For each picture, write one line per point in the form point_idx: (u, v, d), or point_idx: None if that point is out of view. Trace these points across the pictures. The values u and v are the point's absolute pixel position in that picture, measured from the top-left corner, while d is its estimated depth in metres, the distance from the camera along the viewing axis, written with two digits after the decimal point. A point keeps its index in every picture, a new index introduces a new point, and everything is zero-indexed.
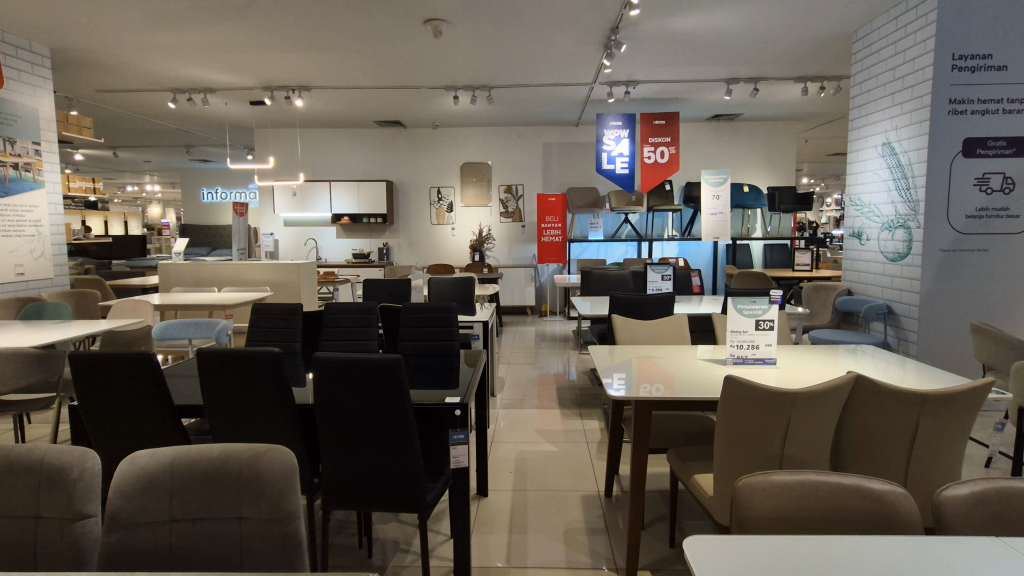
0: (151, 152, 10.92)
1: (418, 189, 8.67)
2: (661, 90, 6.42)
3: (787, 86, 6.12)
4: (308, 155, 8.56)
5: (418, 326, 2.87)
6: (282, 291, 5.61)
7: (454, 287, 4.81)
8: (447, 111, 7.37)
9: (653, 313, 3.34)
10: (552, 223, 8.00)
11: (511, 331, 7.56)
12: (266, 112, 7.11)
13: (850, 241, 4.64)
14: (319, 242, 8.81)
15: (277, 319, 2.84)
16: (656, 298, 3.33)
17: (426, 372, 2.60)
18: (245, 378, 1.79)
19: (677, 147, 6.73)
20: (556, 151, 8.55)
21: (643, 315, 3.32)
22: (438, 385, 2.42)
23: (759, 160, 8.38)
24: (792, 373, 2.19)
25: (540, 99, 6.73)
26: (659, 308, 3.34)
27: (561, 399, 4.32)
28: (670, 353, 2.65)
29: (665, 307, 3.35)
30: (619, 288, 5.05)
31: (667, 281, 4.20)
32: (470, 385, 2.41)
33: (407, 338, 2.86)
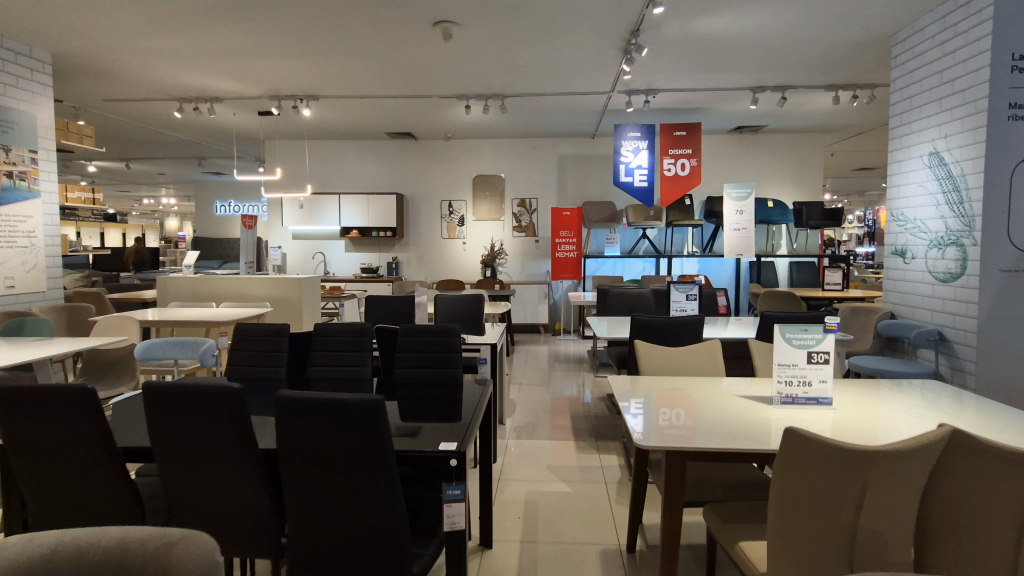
0: (163, 164, 10.89)
1: (428, 202, 8.46)
2: (682, 99, 6.14)
3: (817, 95, 5.80)
4: (318, 167, 8.40)
5: (417, 351, 2.57)
6: (283, 307, 5.37)
7: (462, 304, 4.52)
8: (459, 122, 7.15)
9: (680, 339, 3.00)
10: (567, 237, 7.68)
11: (522, 350, 7.23)
12: (274, 122, 6.95)
13: (891, 260, 4.28)
14: (327, 256, 8.60)
15: (262, 341, 2.56)
16: (686, 320, 2.97)
17: (424, 403, 2.29)
18: (200, 416, 1.50)
19: (698, 159, 6.44)
20: (571, 164, 8.29)
21: (670, 340, 2.98)
22: (436, 417, 2.12)
23: (785, 174, 8.03)
24: (855, 418, 1.83)
25: (555, 109, 6.47)
26: (688, 332, 2.98)
27: (576, 429, 3.97)
28: (701, 385, 2.30)
29: (695, 330, 2.99)
30: (639, 308, 4.72)
31: (692, 301, 3.86)
32: (474, 421, 2.09)
33: (405, 364, 2.57)
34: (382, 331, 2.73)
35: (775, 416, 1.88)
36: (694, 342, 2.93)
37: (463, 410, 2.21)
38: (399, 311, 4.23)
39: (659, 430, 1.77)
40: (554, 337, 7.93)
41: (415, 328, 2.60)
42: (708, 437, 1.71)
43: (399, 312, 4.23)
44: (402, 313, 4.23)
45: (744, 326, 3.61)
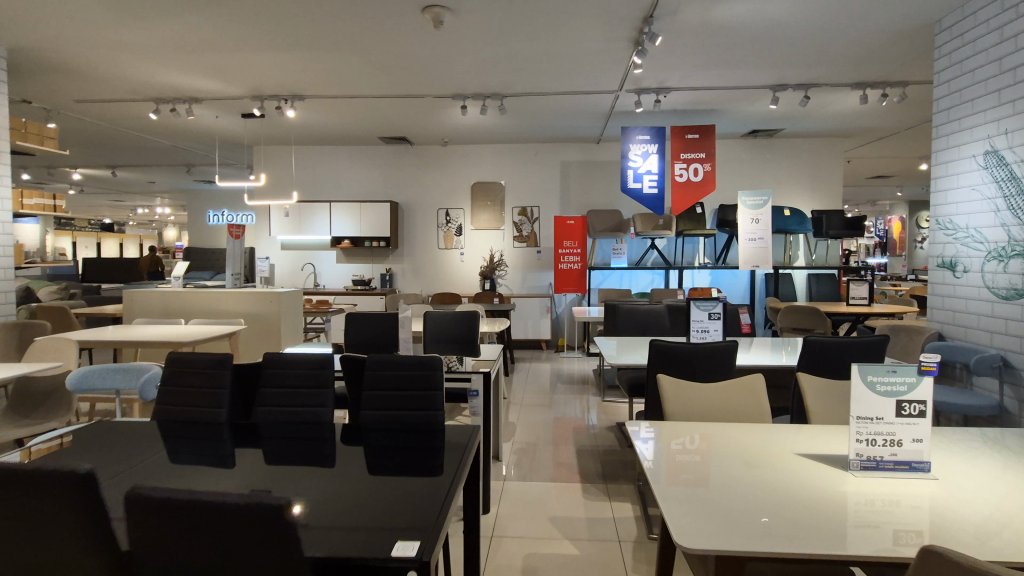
0: (152, 172, 10.49)
1: (424, 210, 8.02)
2: (696, 100, 5.70)
3: (842, 94, 5.35)
4: (309, 174, 7.98)
5: (388, 386, 2.06)
6: (259, 324, 4.89)
7: (455, 323, 4.04)
8: (456, 124, 6.71)
9: (710, 373, 2.51)
10: (570, 248, 7.19)
11: (523, 369, 6.73)
12: (260, 126, 6.54)
13: (937, 273, 3.81)
14: (317, 267, 8.13)
15: (198, 375, 2.07)
16: (715, 348, 2.49)
17: (394, 454, 1.79)
18: (40, 509, 1.02)
19: (712, 164, 6.00)
20: (575, 170, 7.85)
21: (697, 375, 2.50)
22: (406, 474, 1.62)
23: (801, 181, 7.59)
24: (970, 494, 1.33)
25: (558, 110, 6.04)
26: (717, 364, 2.50)
27: (582, 467, 3.46)
28: (744, 435, 1.80)
29: (726, 361, 2.51)
30: (651, 326, 4.24)
31: (714, 320, 3.38)
32: (457, 479, 1.62)
33: (373, 404, 2.06)
34: (348, 360, 2.23)
35: (859, 489, 1.38)
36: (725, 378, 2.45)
37: (444, 463, 1.72)
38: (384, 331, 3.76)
39: (685, 483, 1.43)
40: (557, 354, 7.44)
41: (387, 358, 2.10)
42: (722, 465, 1.55)
43: (383, 331, 3.76)
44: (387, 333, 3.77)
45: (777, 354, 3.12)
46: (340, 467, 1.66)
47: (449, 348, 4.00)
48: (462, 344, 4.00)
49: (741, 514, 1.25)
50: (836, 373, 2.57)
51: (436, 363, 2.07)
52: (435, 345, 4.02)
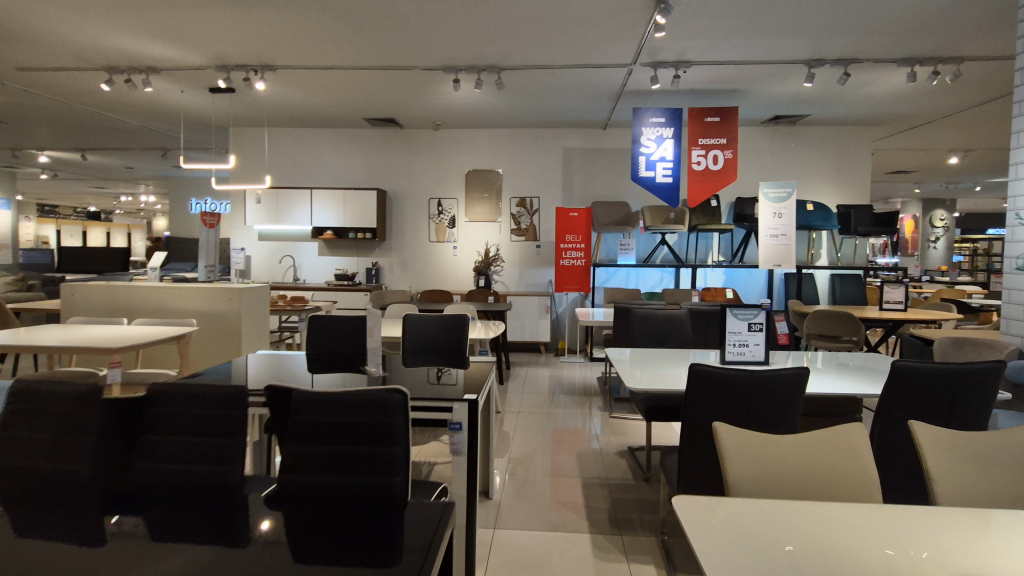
0: (125, 156, 9.78)
1: (414, 200, 7.39)
2: (718, 77, 5.06)
3: (885, 71, 4.73)
4: (290, 159, 7.34)
5: (322, 441, 1.39)
6: (214, 325, 4.23)
7: (438, 329, 3.40)
8: (448, 104, 6.06)
9: (773, 419, 1.90)
10: (573, 243, 6.53)
11: (520, 374, 6.10)
12: (230, 102, 5.88)
13: (1015, 278, 3.20)
14: (297, 260, 7.48)
15: (58, 414, 1.42)
16: (779, 383, 1.86)
17: (334, 529, 1.20)
18: None
19: (733, 151, 5.37)
20: (579, 158, 7.22)
21: (752, 426, 1.90)
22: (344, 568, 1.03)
23: (825, 173, 6.99)
24: None
25: (562, 87, 5.39)
26: (781, 403, 1.89)
27: (589, 507, 2.85)
28: (857, 527, 1.18)
29: (792, 399, 1.90)
30: (672, 334, 3.60)
31: (756, 333, 2.76)
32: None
33: (298, 467, 1.38)
34: (271, 392, 1.49)
35: None
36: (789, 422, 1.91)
37: (407, 545, 1.14)
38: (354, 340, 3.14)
39: None
40: (557, 358, 6.81)
41: (322, 400, 1.40)
42: (791, 528, 1.17)
43: (352, 339, 3.13)
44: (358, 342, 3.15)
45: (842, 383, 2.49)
46: (250, 552, 1.07)
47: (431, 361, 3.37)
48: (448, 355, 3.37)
49: (761, 540, 1.12)
50: (932, 413, 1.95)
51: (396, 406, 1.38)
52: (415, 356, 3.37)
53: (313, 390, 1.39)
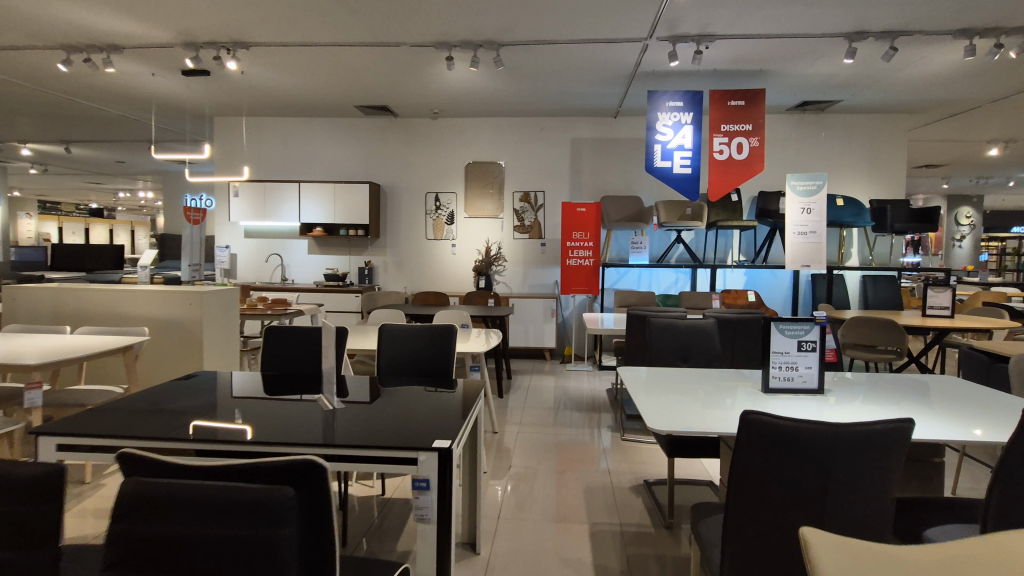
0: (113, 149, 9.32)
1: (410, 194, 6.88)
2: (745, 55, 4.50)
3: (938, 45, 4.15)
4: (278, 150, 6.85)
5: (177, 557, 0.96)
6: (174, 334, 3.74)
7: (420, 345, 2.89)
8: (444, 88, 5.53)
9: (854, 493, 1.37)
10: (580, 241, 5.98)
11: (521, 385, 5.58)
12: (206, 86, 5.38)
13: None
14: (285, 258, 6.98)
15: None
16: (868, 443, 1.33)
17: None
18: None
19: (760, 139, 4.82)
20: (588, 149, 6.67)
21: (828, 501, 1.36)
22: None
23: (856, 166, 6.40)
24: None
25: (568, 67, 4.84)
26: (870, 471, 1.36)
27: (599, 569, 2.32)
28: None
29: (883, 466, 1.37)
30: (697, 349, 3.06)
31: (806, 355, 2.24)
32: None
33: None
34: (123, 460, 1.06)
35: None
36: (865, 492, 1.37)
37: None
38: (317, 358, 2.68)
39: None
40: (563, 365, 6.28)
41: (174, 503, 0.96)
42: None
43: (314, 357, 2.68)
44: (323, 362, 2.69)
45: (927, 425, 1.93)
46: None
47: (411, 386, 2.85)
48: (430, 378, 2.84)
49: None
50: None
51: (289, 510, 0.97)
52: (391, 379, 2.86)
53: (159, 490, 0.94)
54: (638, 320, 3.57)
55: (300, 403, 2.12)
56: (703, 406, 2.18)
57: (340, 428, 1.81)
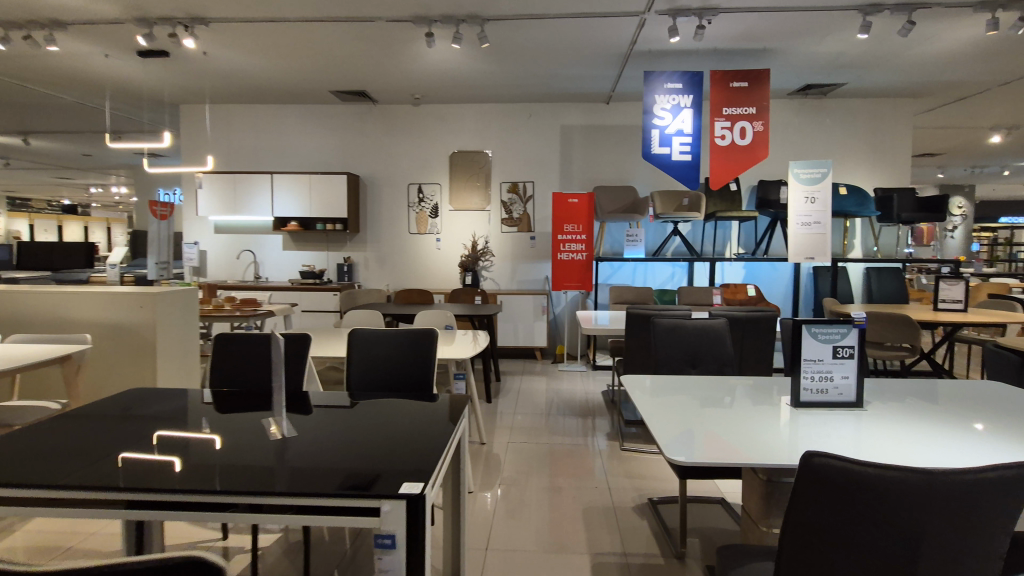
0: (75, 141, 8.77)
1: (392, 186, 6.49)
2: (749, 31, 4.18)
3: (957, 19, 3.85)
4: (250, 140, 6.43)
5: None
6: (123, 340, 3.33)
7: (396, 353, 2.52)
8: (425, 70, 5.14)
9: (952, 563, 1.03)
10: (572, 234, 5.63)
11: (511, 387, 5.24)
12: (166, 69, 4.95)
13: None
14: (258, 255, 6.56)
15: None
16: (973, 499, 0.99)
17: None
18: None
19: (764, 123, 4.51)
20: (579, 136, 6.32)
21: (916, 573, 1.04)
22: None
23: (859, 153, 6.13)
24: None
25: (559, 45, 4.48)
26: (973, 530, 1.01)
27: None
28: None
29: (997, 525, 1.02)
30: (707, 352, 2.72)
31: (842, 363, 1.92)
32: None
33: None
34: None
35: None
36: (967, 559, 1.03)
37: None
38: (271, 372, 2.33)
39: None
40: (555, 366, 5.96)
41: None
42: None
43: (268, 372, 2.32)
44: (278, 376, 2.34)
45: (972, 437, 1.65)
46: None
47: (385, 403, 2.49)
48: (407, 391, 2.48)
49: None
50: None
51: None
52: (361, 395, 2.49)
53: None
54: (640, 319, 3.35)
55: (247, 428, 1.77)
56: (724, 419, 1.87)
57: (298, 451, 1.57)
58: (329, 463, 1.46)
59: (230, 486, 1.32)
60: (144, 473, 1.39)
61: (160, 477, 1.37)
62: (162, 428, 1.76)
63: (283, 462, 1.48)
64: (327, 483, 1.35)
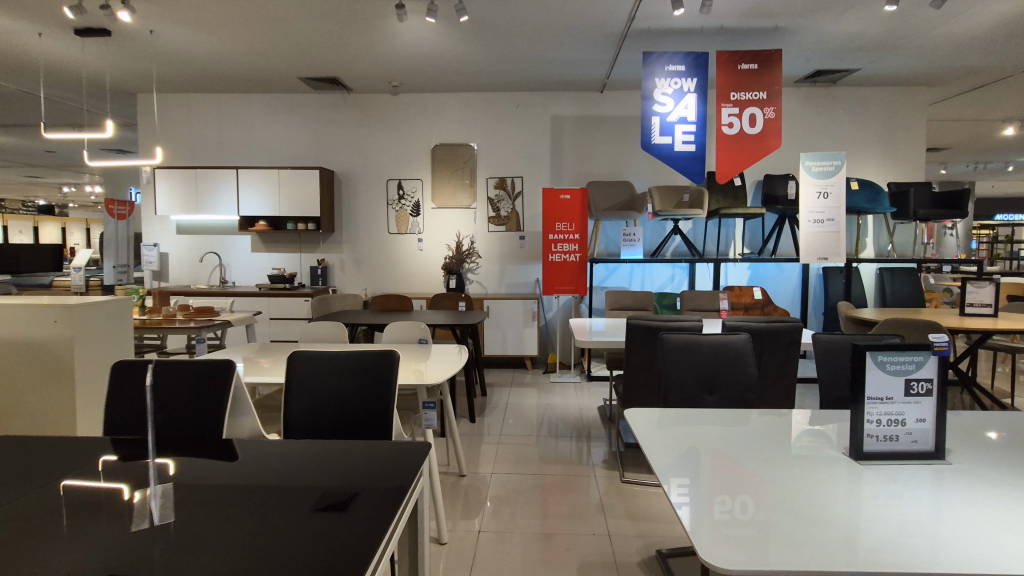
0: (33, 137, 8.20)
1: (369, 182, 6.00)
2: (761, 5, 3.73)
3: None
4: (214, 133, 5.92)
5: None
6: (39, 362, 2.84)
7: (347, 383, 2.04)
8: (400, 52, 4.65)
9: None
10: (564, 233, 5.17)
11: (498, 402, 4.77)
12: (109, 50, 4.43)
13: None
14: (224, 258, 6.05)
15: None
16: None
17: None
18: None
19: (775, 109, 4.08)
20: (570, 128, 5.86)
21: None
22: None
23: (870, 145, 5.71)
24: None
25: (547, 20, 4.01)
26: None
27: None
28: None
29: None
30: (727, 375, 2.25)
31: (915, 400, 1.47)
32: None
33: None
34: None
35: None
36: None
37: None
38: (185, 417, 1.88)
39: None
40: (546, 376, 5.49)
41: None
42: None
43: (182, 414, 1.87)
44: (194, 419, 1.88)
45: None
46: None
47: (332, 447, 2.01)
48: (358, 433, 2.00)
49: None
50: None
51: None
52: (302, 437, 2.02)
53: None
54: (641, 333, 2.89)
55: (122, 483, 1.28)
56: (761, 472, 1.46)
57: (263, 470, 1.41)
58: (294, 481, 1.34)
59: (188, 512, 1.16)
60: (86, 506, 1.18)
61: (111, 508, 1.17)
62: (66, 466, 1.41)
63: (252, 481, 1.34)
64: (294, 506, 1.21)
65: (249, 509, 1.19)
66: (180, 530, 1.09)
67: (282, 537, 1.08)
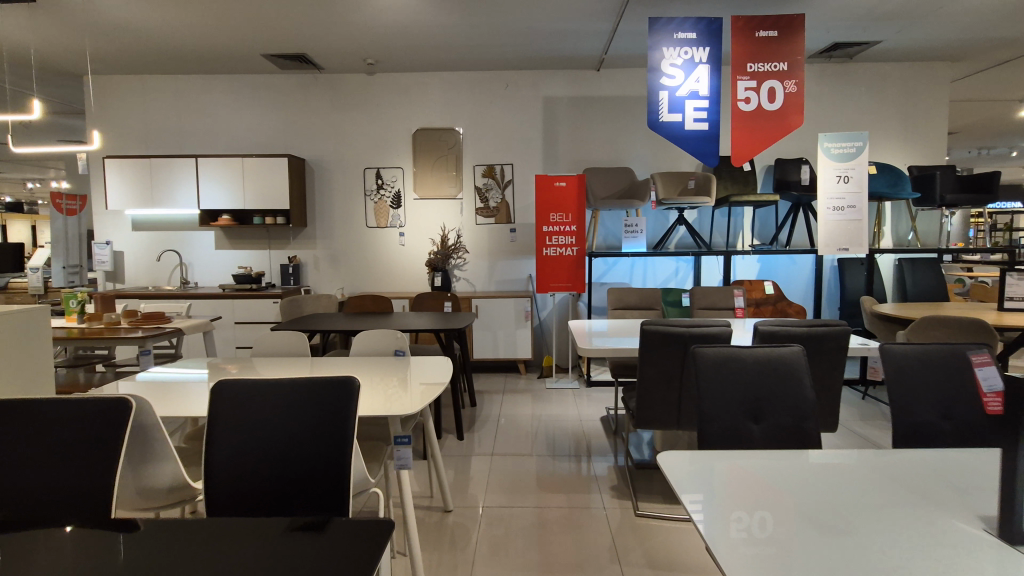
0: None
1: (344, 171, 5.47)
2: None
3: None
4: (170, 118, 5.35)
5: None
6: None
7: (292, 423, 1.55)
8: (374, 22, 4.13)
9: None
10: (560, 224, 4.69)
11: (489, 412, 4.30)
12: (37, 19, 3.86)
13: None
14: (186, 256, 5.50)
15: None
16: None
17: None
18: None
19: (797, 83, 3.60)
20: (564, 110, 5.36)
21: None
22: None
23: (889, 127, 5.28)
24: None
25: None
26: None
27: None
28: None
29: None
30: (777, 399, 1.79)
31: None
32: None
33: None
34: None
35: None
36: None
37: None
38: (54, 484, 1.38)
39: None
40: (541, 381, 5.03)
41: None
42: None
43: (57, 479, 1.38)
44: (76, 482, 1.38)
45: None
46: None
47: (270, 509, 1.52)
48: (305, 491, 1.52)
49: None
50: None
51: None
52: (232, 493, 1.54)
53: None
54: (658, 342, 2.42)
55: None
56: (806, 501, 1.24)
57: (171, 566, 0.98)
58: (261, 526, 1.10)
59: (143, 547, 1.07)
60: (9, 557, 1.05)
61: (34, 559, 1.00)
62: None
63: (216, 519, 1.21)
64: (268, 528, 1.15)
65: (223, 537, 1.12)
66: (135, 573, 1.00)
67: (263, 572, 0.99)
